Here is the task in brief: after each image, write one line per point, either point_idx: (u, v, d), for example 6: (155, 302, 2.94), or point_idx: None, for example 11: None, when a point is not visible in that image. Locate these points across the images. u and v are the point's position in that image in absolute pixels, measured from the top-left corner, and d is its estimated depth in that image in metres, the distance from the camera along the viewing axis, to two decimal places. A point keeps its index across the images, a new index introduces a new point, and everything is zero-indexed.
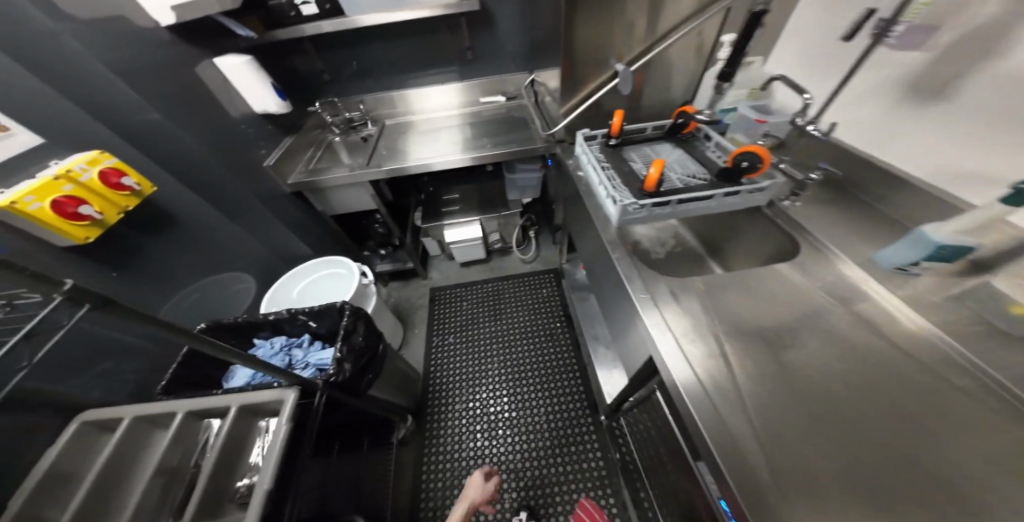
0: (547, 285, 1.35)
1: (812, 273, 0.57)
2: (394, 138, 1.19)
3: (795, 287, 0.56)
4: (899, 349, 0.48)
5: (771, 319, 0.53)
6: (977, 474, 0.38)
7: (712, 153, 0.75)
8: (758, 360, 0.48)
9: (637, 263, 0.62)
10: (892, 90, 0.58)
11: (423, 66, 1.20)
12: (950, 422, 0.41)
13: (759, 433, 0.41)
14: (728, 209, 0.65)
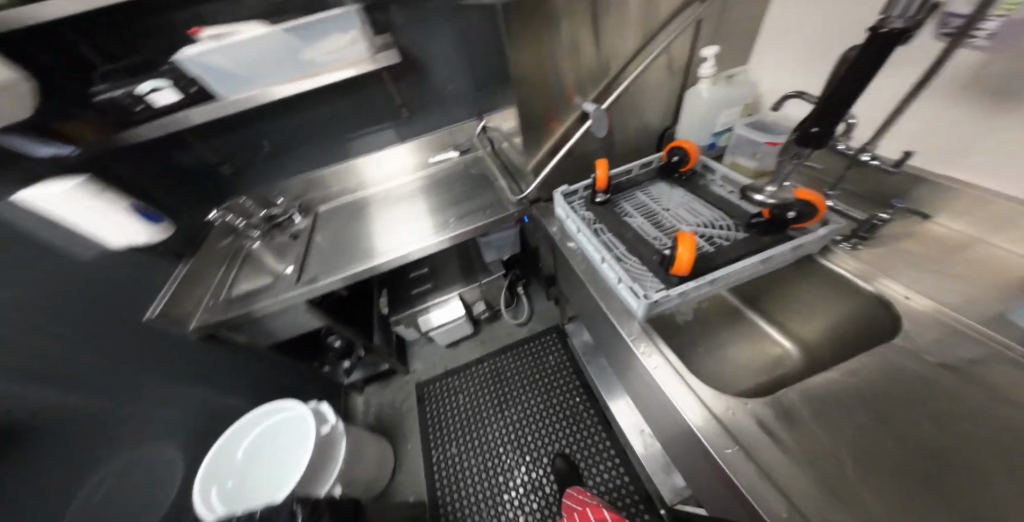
0: (552, 351, 1.16)
1: (938, 345, 0.44)
2: (336, 226, 1.00)
3: (914, 373, 0.42)
4: None
5: (906, 428, 0.38)
6: None
7: (724, 194, 0.64)
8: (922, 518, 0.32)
9: (682, 368, 0.48)
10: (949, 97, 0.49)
11: (351, 132, 1.03)
12: None
13: None
14: (771, 268, 0.52)
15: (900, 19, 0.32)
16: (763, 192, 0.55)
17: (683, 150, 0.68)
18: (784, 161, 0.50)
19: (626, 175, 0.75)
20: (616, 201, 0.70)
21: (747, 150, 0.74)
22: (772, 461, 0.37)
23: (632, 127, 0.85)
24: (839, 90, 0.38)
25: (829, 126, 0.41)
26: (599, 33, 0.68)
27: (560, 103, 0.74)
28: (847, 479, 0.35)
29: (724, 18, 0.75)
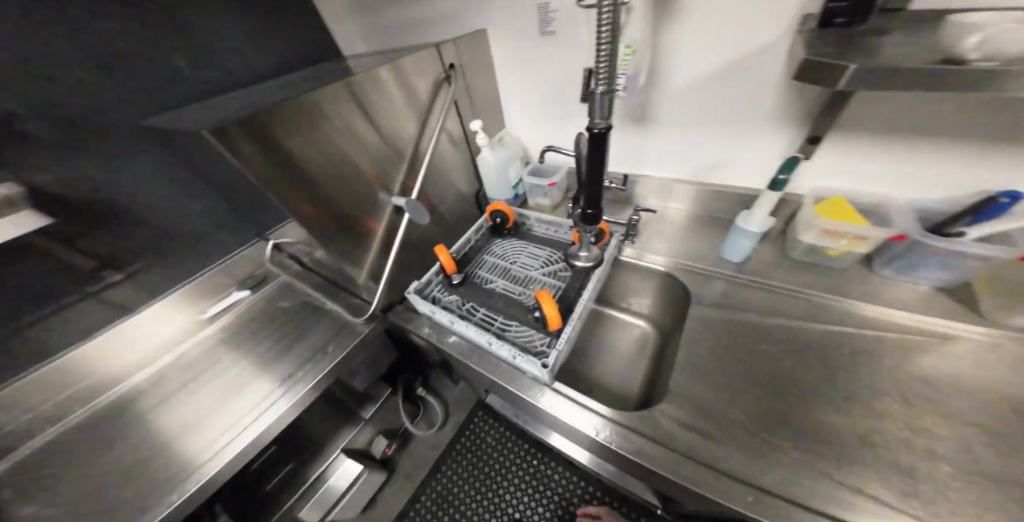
0: (490, 427, 1.11)
1: (702, 295, 0.72)
2: (46, 482, 0.57)
3: (698, 319, 0.69)
4: (782, 312, 0.66)
5: (719, 361, 0.62)
6: (876, 381, 0.54)
7: (542, 233, 0.85)
8: (755, 409, 0.54)
9: (578, 397, 0.59)
10: (627, 127, 0.85)
11: (39, 319, 0.63)
12: (847, 354, 0.58)
13: (772, 469, 0.47)
14: (596, 288, 0.73)
15: (600, 121, 0.53)
16: (580, 255, 0.73)
17: (502, 211, 0.83)
18: (585, 231, 0.69)
19: (465, 243, 0.84)
20: (471, 272, 0.79)
21: (542, 191, 0.96)
22: (682, 434, 0.52)
23: (447, 198, 0.92)
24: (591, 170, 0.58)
25: (598, 194, 0.61)
26: (379, 133, 0.69)
27: (371, 204, 0.72)
28: (709, 414, 0.54)
29: (477, 98, 0.91)
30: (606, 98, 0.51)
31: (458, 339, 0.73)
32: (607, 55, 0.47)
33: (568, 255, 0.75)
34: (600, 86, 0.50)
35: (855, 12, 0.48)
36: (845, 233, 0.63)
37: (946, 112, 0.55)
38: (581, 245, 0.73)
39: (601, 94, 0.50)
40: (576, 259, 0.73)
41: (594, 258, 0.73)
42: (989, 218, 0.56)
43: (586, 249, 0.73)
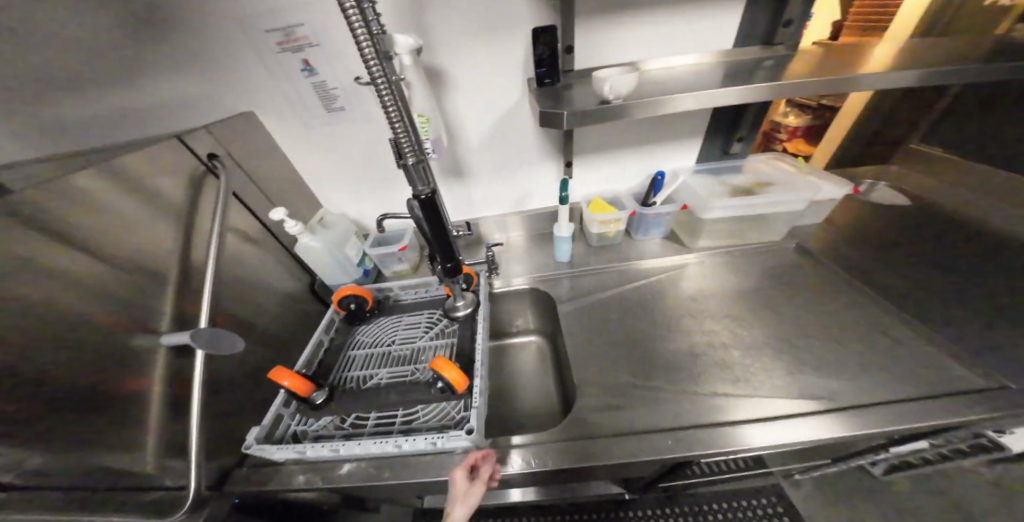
0: None
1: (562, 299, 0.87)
2: None
3: (569, 319, 0.83)
4: (614, 288, 0.88)
5: (598, 345, 0.77)
6: (681, 312, 0.80)
7: (412, 300, 0.84)
8: (635, 371, 0.70)
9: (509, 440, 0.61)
10: (444, 178, 0.93)
11: None
12: (660, 300, 0.83)
13: (660, 411, 0.62)
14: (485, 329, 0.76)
15: (423, 187, 0.56)
16: (458, 306, 0.76)
17: (352, 295, 0.77)
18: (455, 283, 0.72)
19: (321, 346, 0.74)
20: (342, 375, 0.69)
21: (393, 257, 0.91)
22: (603, 421, 0.62)
23: (271, 309, 0.73)
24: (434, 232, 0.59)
25: (451, 248, 0.63)
26: (121, 266, 0.47)
27: (141, 370, 0.47)
28: (611, 393, 0.67)
29: (268, 185, 0.76)
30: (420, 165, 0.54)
31: (354, 461, 0.60)
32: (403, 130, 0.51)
33: (447, 309, 0.76)
34: (408, 157, 0.52)
35: (552, 74, 0.73)
36: (609, 220, 0.90)
37: (620, 135, 0.87)
38: (456, 295, 0.75)
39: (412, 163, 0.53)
40: (456, 310, 0.76)
41: (472, 304, 0.77)
42: (660, 189, 0.90)
43: (462, 298, 0.76)
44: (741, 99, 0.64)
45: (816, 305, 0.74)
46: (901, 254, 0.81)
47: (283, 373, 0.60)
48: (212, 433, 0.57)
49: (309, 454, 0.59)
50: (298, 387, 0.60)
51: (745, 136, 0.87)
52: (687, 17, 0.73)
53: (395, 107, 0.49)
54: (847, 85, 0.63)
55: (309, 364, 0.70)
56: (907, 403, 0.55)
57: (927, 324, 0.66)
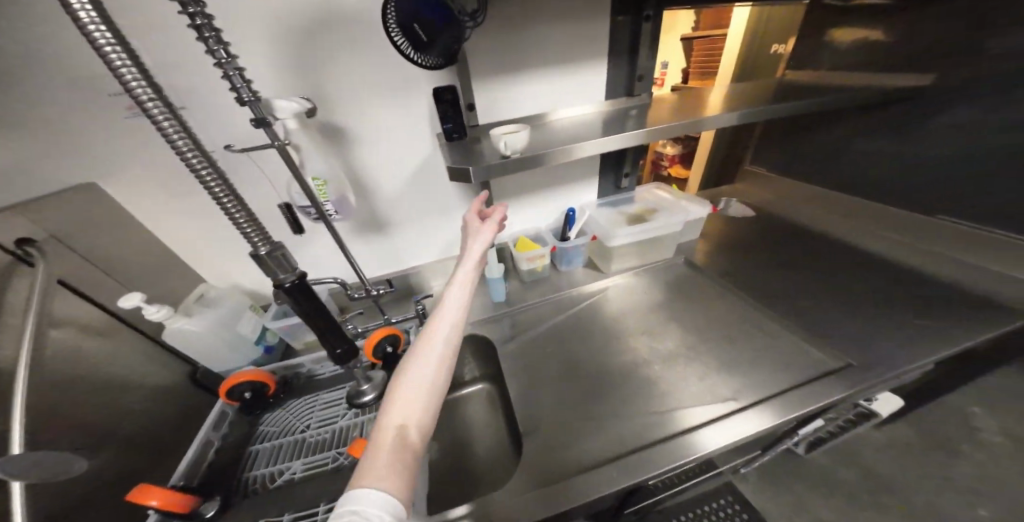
0: None
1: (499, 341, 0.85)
2: None
3: (511, 361, 0.81)
4: (549, 320, 0.89)
5: (541, 383, 0.76)
6: (613, 333, 0.84)
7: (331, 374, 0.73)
8: (581, 402, 0.71)
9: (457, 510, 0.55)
10: (361, 234, 0.86)
11: None
12: (594, 326, 0.87)
13: (608, 439, 0.64)
14: None
15: (288, 276, 0.49)
16: (364, 392, 0.65)
17: (245, 381, 0.64)
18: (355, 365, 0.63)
19: (210, 450, 0.60)
20: (243, 479, 0.57)
21: (303, 328, 0.80)
22: (558, 465, 0.61)
23: (134, 422, 0.57)
24: (313, 318, 0.53)
25: (339, 332, 0.57)
26: None
27: None
28: (560, 431, 0.66)
29: (124, 267, 0.62)
30: (277, 252, 0.47)
31: None
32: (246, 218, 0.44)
33: (351, 398, 0.65)
34: (261, 248, 0.45)
35: (459, 129, 0.77)
36: (535, 256, 0.93)
37: (528, 180, 0.93)
38: (361, 379, 0.66)
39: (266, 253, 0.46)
40: (362, 396, 0.65)
41: (380, 385, 0.67)
42: (574, 223, 0.97)
43: (368, 381, 0.66)
44: (620, 146, 0.74)
45: (714, 312, 0.85)
46: (764, 257, 1.00)
47: (148, 492, 0.45)
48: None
49: None
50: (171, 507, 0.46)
51: (629, 171, 1.00)
52: (564, 74, 0.84)
53: (233, 196, 0.43)
54: (696, 125, 0.77)
55: (191, 476, 0.56)
56: (792, 392, 0.65)
57: (790, 317, 0.81)
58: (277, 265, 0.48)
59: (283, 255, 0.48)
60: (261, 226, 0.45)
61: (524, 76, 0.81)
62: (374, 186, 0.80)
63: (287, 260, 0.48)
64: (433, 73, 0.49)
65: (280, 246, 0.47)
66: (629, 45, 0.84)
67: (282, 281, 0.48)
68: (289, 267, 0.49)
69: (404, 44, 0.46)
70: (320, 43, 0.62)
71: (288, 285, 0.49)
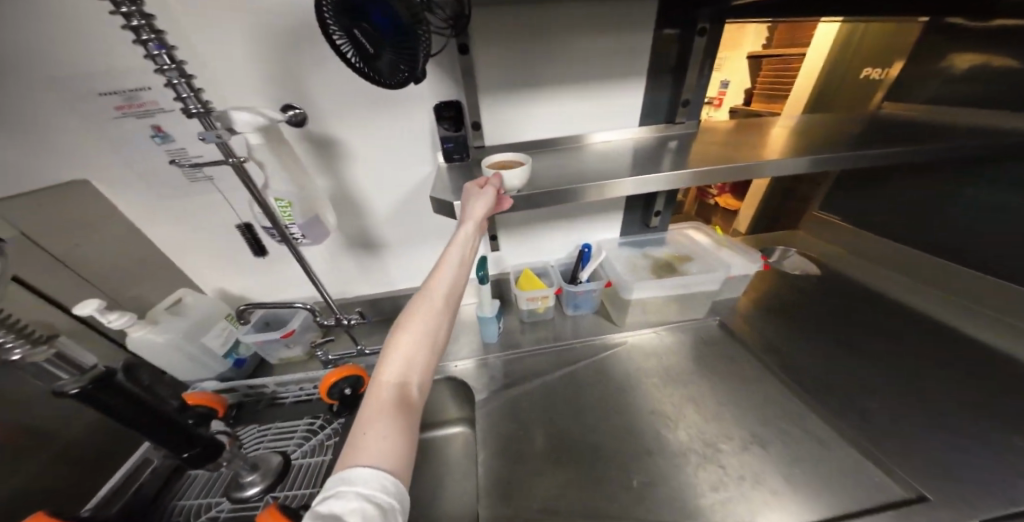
0: None
1: (480, 386, 0.76)
2: None
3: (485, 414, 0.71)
4: (542, 371, 0.77)
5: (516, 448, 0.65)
6: (614, 401, 0.70)
7: (293, 397, 0.66)
8: (559, 486, 0.58)
9: None
10: (349, 250, 0.81)
11: None
12: (593, 386, 0.73)
13: None
14: None
15: (72, 379, 0.33)
16: (246, 483, 0.50)
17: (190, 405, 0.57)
18: (231, 459, 0.47)
19: (144, 469, 0.55)
20: (167, 508, 0.53)
21: (277, 344, 0.76)
22: None
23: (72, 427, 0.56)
24: (132, 428, 0.36)
25: (186, 435, 0.40)
26: None
27: None
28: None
29: (98, 268, 0.64)
30: (46, 350, 0.32)
31: None
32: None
33: (232, 486, 0.51)
34: (16, 351, 0.30)
35: (462, 150, 0.70)
36: (538, 297, 0.82)
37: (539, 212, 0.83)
38: (241, 467, 0.50)
39: (26, 355, 0.31)
40: (244, 490, 0.50)
41: (270, 475, 0.52)
42: (587, 262, 0.85)
43: (253, 469, 0.51)
44: (647, 190, 0.60)
45: (739, 393, 0.69)
46: (818, 328, 0.81)
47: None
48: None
49: None
50: None
51: (661, 210, 0.85)
52: (589, 96, 0.72)
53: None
54: (747, 171, 0.62)
55: (113, 501, 0.52)
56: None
57: (842, 417, 0.63)
58: (54, 365, 0.32)
59: (63, 355, 0.33)
60: (13, 322, 0.31)
61: (541, 95, 0.70)
62: (364, 202, 0.75)
63: (72, 356, 0.34)
64: (387, 89, 0.45)
65: (56, 341, 0.33)
66: (674, 65, 0.71)
67: (58, 391, 0.32)
68: (76, 363, 0.34)
69: (348, 50, 0.42)
70: (312, 54, 0.57)
71: (74, 393, 0.33)
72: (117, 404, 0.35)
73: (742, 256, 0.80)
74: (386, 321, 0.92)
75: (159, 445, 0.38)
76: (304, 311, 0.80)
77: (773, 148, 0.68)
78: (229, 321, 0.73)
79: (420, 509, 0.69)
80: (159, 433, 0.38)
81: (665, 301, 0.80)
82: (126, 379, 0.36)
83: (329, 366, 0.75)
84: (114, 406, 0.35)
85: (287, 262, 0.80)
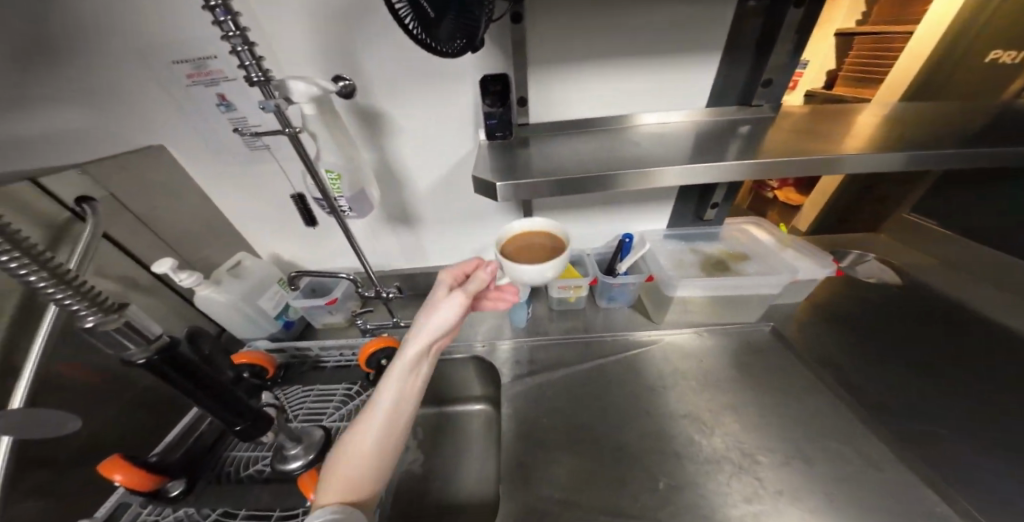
0: None
1: (506, 369, 0.76)
2: None
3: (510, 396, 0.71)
4: (569, 361, 0.76)
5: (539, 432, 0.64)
6: (646, 398, 0.67)
7: (335, 361, 0.70)
8: (581, 477, 0.57)
9: None
10: (389, 226, 0.83)
11: None
12: (622, 382, 0.71)
13: None
14: None
15: (140, 348, 0.31)
16: (289, 456, 0.50)
17: (246, 363, 0.63)
18: (277, 432, 0.47)
19: (204, 420, 0.59)
20: (221, 459, 0.56)
21: (320, 311, 0.81)
22: None
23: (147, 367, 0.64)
24: (192, 396, 0.36)
25: (242, 406, 0.40)
26: None
27: None
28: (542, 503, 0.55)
29: (170, 228, 0.70)
30: (116, 320, 0.29)
31: None
32: (53, 283, 0.27)
33: (274, 459, 0.50)
34: (89, 321, 0.28)
35: (505, 127, 0.67)
36: (570, 286, 0.79)
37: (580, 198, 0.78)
38: (284, 440, 0.49)
39: (98, 325, 0.29)
40: (286, 463, 0.49)
41: (313, 448, 0.51)
42: (628, 253, 0.80)
43: (297, 441, 0.50)
44: (702, 179, 0.55)
45: (785, 404, 0.64)
46: (885, 344, 0.72)
47: (117, 463, 0.43)
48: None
49: None
50: (136, 485, 0.44)
51: (720, 202, 0.78)
52: (647, 74, 0.66)
53: (52, 274, 0.27)
54: (826, 164, 0.54)
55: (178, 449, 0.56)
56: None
57: (905, 444, 0.57)
58: (124, 335, 0.30)
59: (132, 325, 0.31)
60: (83, 285, 0.29)
61: (593, 72, 0.65)
62: (406, 178, 0.75)
63: (142, 326, 0.32)
64: (442, 59, 0.42)
65: (126, 311, 0.30)
66: (756, 39, 0.62)
67: (126, 359, 0.31)
68: (146, 333, 0.32)
69: (408, 15, 0.40)
70: (366, 24, 0.56)
71: (143, 363, 0.31)
72: (179, 374, 0.34)
73: (812, 260, 0.71)
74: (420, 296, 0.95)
75: (218, 416, 0.38)
76: (346, 281, 0.84)
77: (859, 138, 0.59)
78: (280, 286, 0.78)
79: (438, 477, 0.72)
80: (216, 403, 0.37)
81: (711, 302, 0.75)
82: (188, 351, 0.35)
83: (367, 334, 0.78)
84: (177, 374, 0.34)
85: (332, 233, 0.83)
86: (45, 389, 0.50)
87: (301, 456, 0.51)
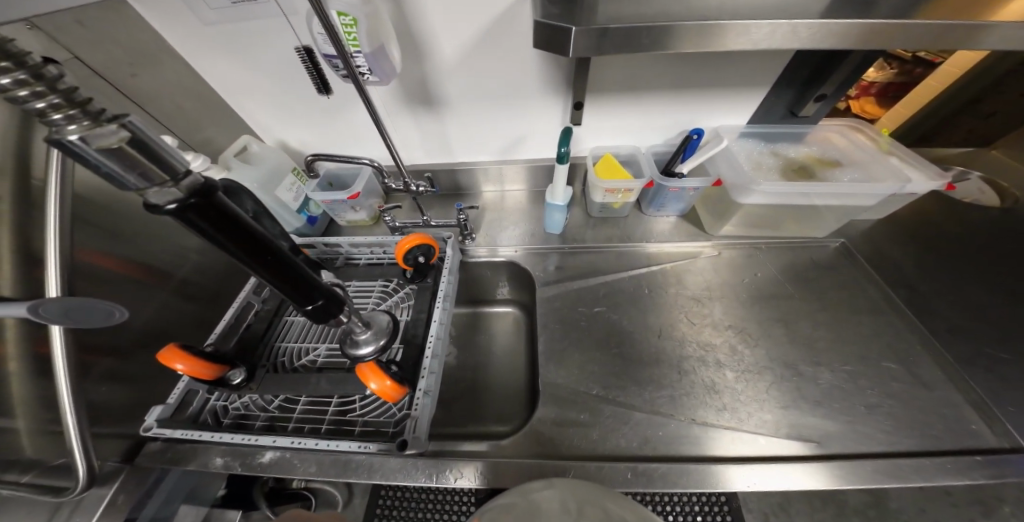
0: None
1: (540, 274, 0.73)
2: None
3: (546, 298, 0.69)
4: (611, 269, 0.72)
5: (580, 334, 0.63)
6: (692, 309, 0.64)
7: (368, 258, 0.68)
8: (619, 376, 0.58)
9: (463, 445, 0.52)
10: (413, 109, 0.70)
11: None
12: (664, 291, 0.67)
13: (638, 433, 0.51)
14: (450, 301, 0.62)
15: (162, 187, 0.20)
16: (360, 341, 0.47)
17: None
18: (350, 317, 0.40)
19: (247, 313, 0.60)
20: (273, 349, 0.58)
21: (343, 206, 0.75)
22: (567, 431, 0.52)
23: (176, 260, 0.62)
24: (249, 267, 0.27)
25: (310, 283, 0.31)
26: None
27: None
28: (585, 398, 0.56)
29: (161, 104, 0.59)
30: (117, 134, 0.18)
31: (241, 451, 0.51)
32: (8, 69, 0.17)
33: (344, 344, 0.48)
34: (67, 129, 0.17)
35: None
36: (618, 189, 0.69)
37: (650, 71, 0.62)
38: (355, 326, 0.45)
39: (86, 139, 0.17)
40: (358, 347, 0.47)
41: (383, 334, 0.48)
42: (692, 153, 0.69)
43: (367, 327, 0.47)
44: (853, 46, 0.40)
45: (836, 323, 0.61)
46: (959, 270, 0.66)
47: (175, 353, 0.44)
48: (95, 418, 0.50)
49: (182, 436, 0.50)
50: (197, 373, 0.45)
51: (828, 94, 0.63)
52: None
53: None
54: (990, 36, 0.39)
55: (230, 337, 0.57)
56: (904, 459, 0.46)
57: (962, 367, 0.55)
58: (135, 162, 0.18)
59: (146, 145, 0.19)
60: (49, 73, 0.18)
61: None
62: (432, 43, 0.59)
63: (162, 150, 0.20)
64: None
65: (129, 118, 0.18)
66: None
67: (150, 204, 0.20)
68: (170, 165, 0.20)
69: None
70: None
71: (172, 210, 0.21)
72: (224, 233, 0.23)
73: (915, 169, 0.61)
74: (444, 196, 0.88)
75: (284, 292, 0.30)
76: (368, 172, 0.76)
77: None
78: (296, 177, 0.71)
79: (470, 369, 0.75)
80: (279, 277, 0.28)
81: (774, 211, 0.67)
82: (227, 198, 0.24)
83: (396, 233, 0.72)
84: (219, 232, 0.23)
85: (352, 107, 0.71)
86: (75, 282, 0.47)
87: (372, 342, 0.48)
